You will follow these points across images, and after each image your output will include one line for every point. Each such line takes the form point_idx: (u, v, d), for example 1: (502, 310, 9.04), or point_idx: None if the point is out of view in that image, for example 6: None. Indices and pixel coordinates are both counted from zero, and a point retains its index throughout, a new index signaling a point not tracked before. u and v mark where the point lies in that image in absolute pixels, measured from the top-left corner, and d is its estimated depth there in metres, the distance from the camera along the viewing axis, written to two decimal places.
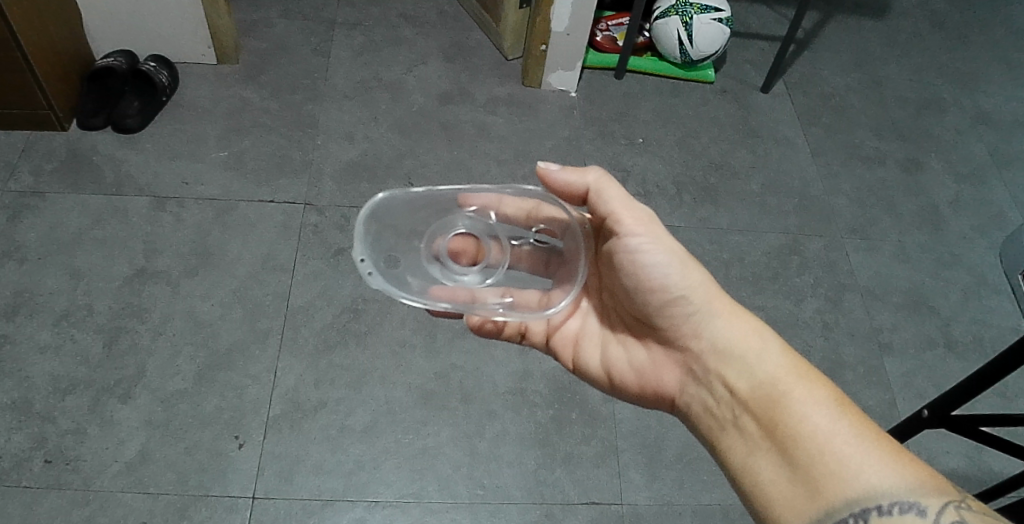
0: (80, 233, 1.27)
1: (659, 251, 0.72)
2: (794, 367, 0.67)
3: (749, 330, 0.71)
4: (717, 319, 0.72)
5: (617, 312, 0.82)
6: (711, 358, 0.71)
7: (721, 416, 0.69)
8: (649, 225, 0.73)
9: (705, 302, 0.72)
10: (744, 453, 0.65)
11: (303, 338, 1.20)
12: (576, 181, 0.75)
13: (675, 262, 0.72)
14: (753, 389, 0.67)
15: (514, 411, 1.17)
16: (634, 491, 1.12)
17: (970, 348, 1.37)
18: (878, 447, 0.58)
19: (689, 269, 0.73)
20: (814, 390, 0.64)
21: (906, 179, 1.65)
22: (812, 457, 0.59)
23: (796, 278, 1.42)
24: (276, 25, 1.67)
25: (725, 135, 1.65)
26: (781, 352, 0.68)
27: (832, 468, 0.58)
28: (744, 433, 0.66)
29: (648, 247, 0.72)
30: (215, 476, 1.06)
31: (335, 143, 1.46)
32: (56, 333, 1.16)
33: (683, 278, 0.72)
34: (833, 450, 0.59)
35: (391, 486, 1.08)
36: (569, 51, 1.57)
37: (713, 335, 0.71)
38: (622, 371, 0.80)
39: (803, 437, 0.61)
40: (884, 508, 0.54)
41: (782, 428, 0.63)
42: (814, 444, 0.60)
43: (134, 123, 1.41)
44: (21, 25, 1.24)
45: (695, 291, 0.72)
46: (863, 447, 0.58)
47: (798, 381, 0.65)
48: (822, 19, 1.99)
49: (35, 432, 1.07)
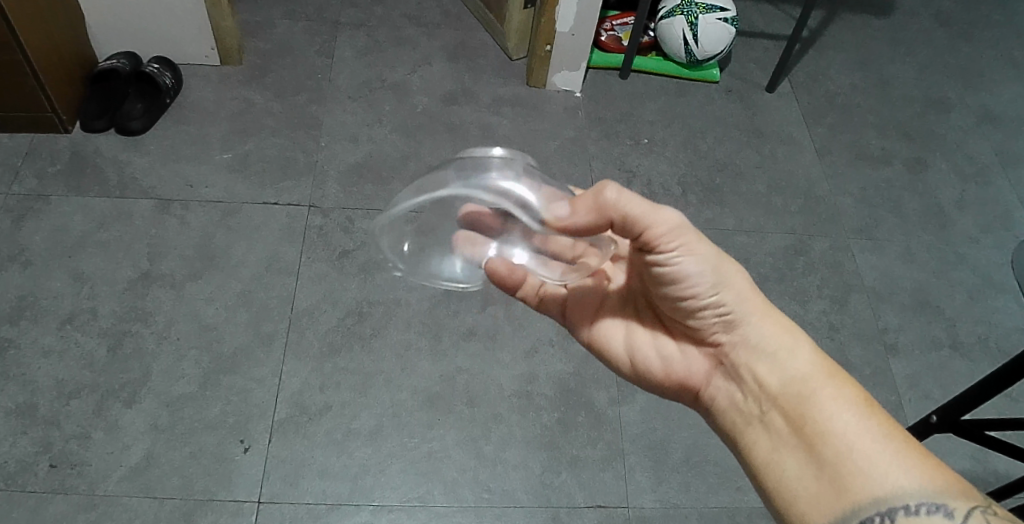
0: (85, 236, 1.27)
1: (693, 258, 0.65)
2: (828, 367, 0.65)
3: (782, 326, 0.69)
4: (751, 318, 0.68)
5: (642, 298, 0.77)
6: (742, 354, 0.69)
7: (750, 408, 0.68)
8: (682, 235, 0.64)
9: (740, 302, 0.68)
10: (770, 447, 0.65)
11: (308, 340, 1.19)
12: (590, 203, 0.61)
13: (712, 265, 0.66)
14: (784, 385, 0.65)
15: (521, 413, 1.17)
16: (640, 494, 1.11)
17: (978, 349, 1.36)
18: (907, 448, 0.57)
19: (725, 268, 0.67)
20: (846, 389, 0.63)
21: (912, 179, 1.64)
22: (840, 453, 0.59)
23: (802, 279, 1.41)
24: (279, 25, 1.66)
25: (731, 135, 1.64)
26: (813, 353, 0.66)
27: (861, 466, 0.57)
28: (772, 429, 0.65)
29: (682, 258, 0.64)
30: (221, 481, 1.05)
31: (339, 144, 1.46)
32: (61, 337, 1.16)
33: (717, 281, 0.66)
34: (862, 449, 0.58)
35: (397, 490, 1.07)
36: (575, 51, 1.57)
37: (746, 333, 0.68)
38: (646, 360, 0.76)
39: (831, 434, 0.60)
40: (911, 507, 0.54)
41: (810, 425, 0.62)
42: (842, 440, 0.59)
43: (139, 125, 1.41)
44: (24, 28, 1.23)
45: (729, 291, 0.67)
46: (891, 447, 0.57)
47: (831, 381, 0.64)
48: (828, 17, 1.98)
49: (41, 437, 1.06)
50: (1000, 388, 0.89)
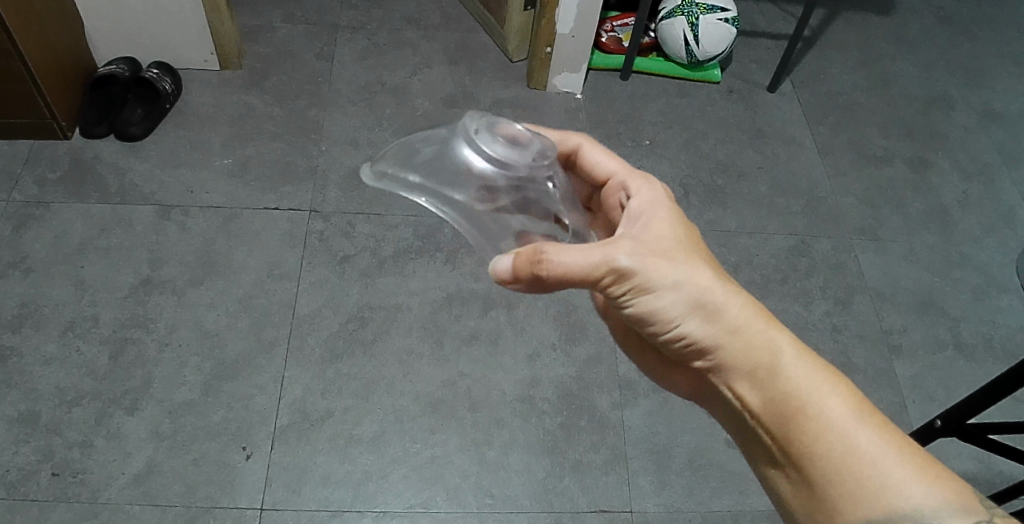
0: (85, 243, 1.27)
1: (651, 292, 0.63)
2: (814, 377, 0.61)
3: (759, 334, 0.63)
4: (722, 335, 0.64)
5: None
6: (722, 372, 0.66)
7: (740, 423, 0.67)
8: (628, 273, 0.62)
9: (709, 322, 0.64)
10: (767, 459, 0.65)
11: (310, 346, 1.19)
12: (528, 269, 0.62)
13: (669, 289, 0.63)
14: (768, 404, 0.62)
15: (524, 418, 1.16)
16: (644, 498, 1.11)
17: (982, 349, 1.36)
18: (902, 464, 0.55)
19: (684, 286, 0.63)
20: (832, 402, 0.59)
21: (915, 179, 1.63)
22: (828, 476, 0.57)
23: (805, 281, 1.41)
24: (279, 29, 1.66)
25: (732, 136, 1.64)
26: (797, 362, 0.62)
27: (850, 487, 0.56)
28: (765, 446, 0.64)
29: (635, 292, 0.63)
30: (223, 488, 1.05)
31: (340, 148, 1.45)
32: (62, 345, 1.15)
33: (678, 308, 0.64)
34: (851, 470, 0.56)
35: (400, 496, 1.07)
36: (575, 53, 1.56)
37: (720, 352, 0.65)
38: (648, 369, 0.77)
39: (819, 455, 0.58)
40: None
41: (797, 446, 0.60)
42: (829, 461, 0.57)
43: (138, 131, 1.41)
44: (22, 34, 1.23)
45: (693, 312, 0.64)
46: (882, 466, 0.55)
47: (817, 395, 0.60)
48: (829, 16, 1.97)
49: (42, 446, 1.06)
50: (1000, 395, 0.89)
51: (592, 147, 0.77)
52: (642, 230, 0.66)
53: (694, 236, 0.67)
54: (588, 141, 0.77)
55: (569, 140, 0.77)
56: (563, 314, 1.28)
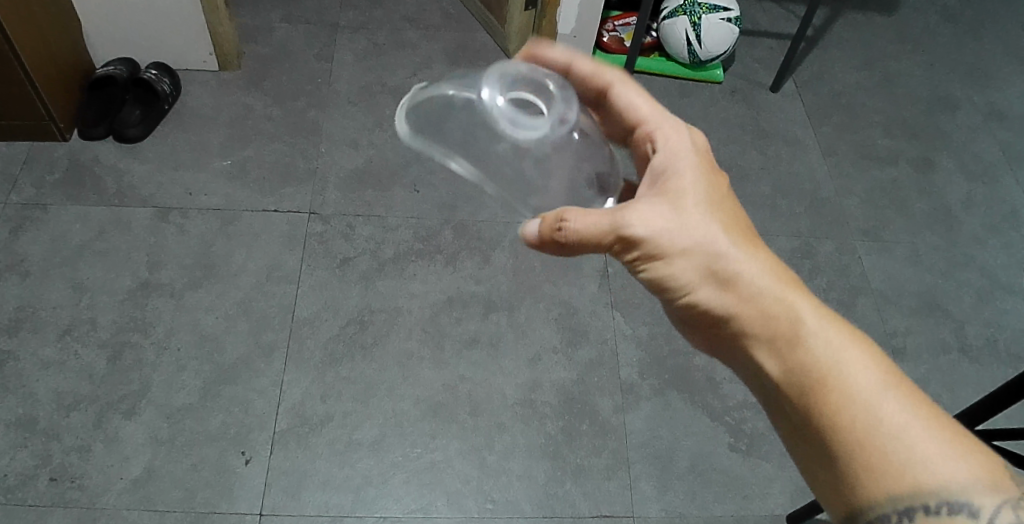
0: (83, 246, 1.26)
1: (663, 257, 0.61)
2: (837, 343, 0.57)
3: (776, 300, 0.60)
4: (738, 301, 0.60)
5: None
6: (740, 338, 0.62)
7: (757, 389, 0.63)
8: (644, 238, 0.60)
9: (726, 286, 0.60)
10: (786, 430, 0.60)
11: (309, 350, 1.18)
12: (549, 235, 0.62)
13: (683, 253, 0.60)
14: (787, 372, 0.58)
15: (525, 423, 1.15)
16: (645, 503, 1.10)
17: (987, 352, 1.35)
18: (930, 435, 0.51)
19: (699, 250, 0.60)
20: (857, 374, 0.55)
21: (919, 179, 1.62)
22: (849, 449, 0.52)
23: (807, 283, 1.40)
24: (279, 30, 1.65)
25: (735, 136, 1.62)
26: (818, 324, 0.58)
27: (871, 461, 0.51)
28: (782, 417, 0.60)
29: (650, 258, 0.61)
30: (221, 493, 1.04)
31: (339, 150, 1.44)
32: (60, 349, 1.14)
33: (691, 271, 0.61)
34: (874, 442, 0.51)
35: (401, 501, 1.06)
36: (576, 53, 1.55)
37: (736, 317, 0.61)
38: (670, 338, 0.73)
39: (841, 427, 0.53)
40: (933, 508, 0.48)
41: (816, 418, 0.55)
42: (851, 432, 0.52)
43: (136, 133, 1.39)
44: (20, 37, 1.22)
45: (710, 275, 0.61)
46: (909, 437, 0.51)
47: (840, 362, 0.56)
48: (832, 15, 1.96)
49: (40, 450, 1.05)
50: (1002, 406, 0.88)
51: (625, 86, 0.69)
52: (657, 191, 0.62)
53: (715, 194, 0.62)
54: (621, 79, 0.70)
55: (601, 77, 0.71)
56: (564, 318, 1.27)
